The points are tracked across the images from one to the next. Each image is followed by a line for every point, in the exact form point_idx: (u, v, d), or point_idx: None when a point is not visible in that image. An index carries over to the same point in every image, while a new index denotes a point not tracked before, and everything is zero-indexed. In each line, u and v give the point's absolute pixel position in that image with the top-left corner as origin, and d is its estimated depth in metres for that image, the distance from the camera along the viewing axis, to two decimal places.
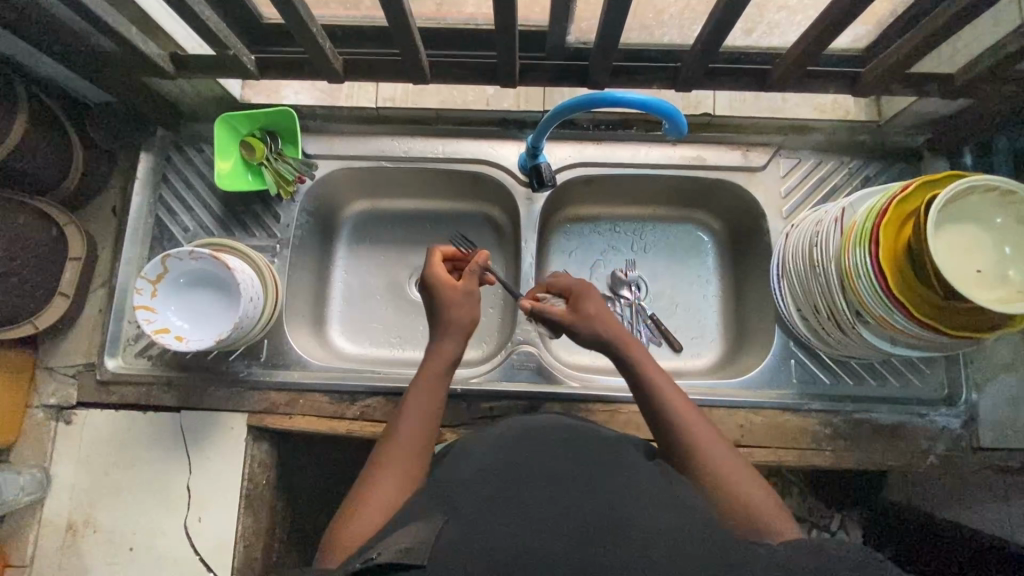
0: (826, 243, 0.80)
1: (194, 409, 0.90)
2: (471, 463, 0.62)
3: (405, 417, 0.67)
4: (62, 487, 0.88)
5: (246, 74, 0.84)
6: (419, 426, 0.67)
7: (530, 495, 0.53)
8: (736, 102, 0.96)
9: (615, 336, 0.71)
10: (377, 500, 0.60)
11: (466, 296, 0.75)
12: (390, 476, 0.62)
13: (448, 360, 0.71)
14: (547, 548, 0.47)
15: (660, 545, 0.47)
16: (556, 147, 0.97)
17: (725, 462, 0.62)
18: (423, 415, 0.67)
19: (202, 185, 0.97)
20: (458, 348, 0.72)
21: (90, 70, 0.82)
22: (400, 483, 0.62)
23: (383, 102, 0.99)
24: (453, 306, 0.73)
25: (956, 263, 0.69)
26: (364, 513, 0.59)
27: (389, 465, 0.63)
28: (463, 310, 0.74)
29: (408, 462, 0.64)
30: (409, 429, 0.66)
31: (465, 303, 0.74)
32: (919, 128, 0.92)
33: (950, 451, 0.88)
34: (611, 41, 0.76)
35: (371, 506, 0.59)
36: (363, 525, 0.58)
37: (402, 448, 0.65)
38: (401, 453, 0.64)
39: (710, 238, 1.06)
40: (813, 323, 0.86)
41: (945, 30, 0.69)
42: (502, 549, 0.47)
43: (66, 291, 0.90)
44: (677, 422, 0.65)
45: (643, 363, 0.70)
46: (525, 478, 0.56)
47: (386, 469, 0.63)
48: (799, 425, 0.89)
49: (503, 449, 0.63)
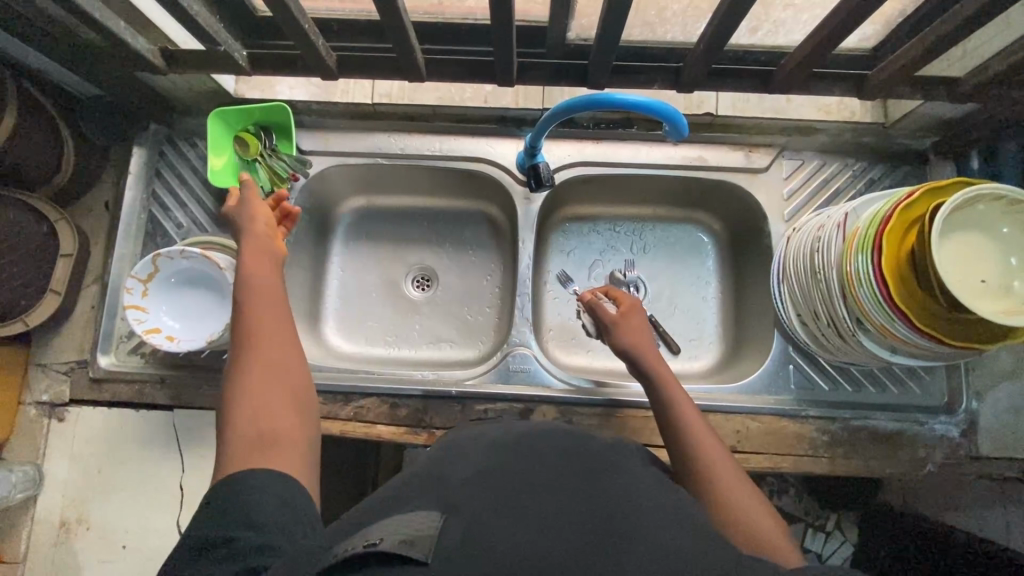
0: (828, 248, 0.78)
1: (187, 407, 0.89)
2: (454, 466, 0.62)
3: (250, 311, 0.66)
4: (55, 484, 0.88)
5: (239, 71, 0.82)
6: (263, 313, 0.66)
7: (522, 492, 0.51)
8: (738, 103, 0.93)
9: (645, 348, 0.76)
10: (260, 397, 0.59)
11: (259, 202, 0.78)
12: (260, 369, 0.61)
13: (255, 249, 0.73)
14: (540, 542, 0.45)
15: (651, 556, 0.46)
16: (555, 145, 0.95)
17: (735, 483, 0.62)
18: (267, 304, 0.67)
19: (196, 181, 0.95)
20: (257, 238, 0.74)
21: (80, 64, 0.81)
22: (275, 373, 0.62)
23: (378, 98, 0.95)
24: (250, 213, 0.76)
25: (960, 273, 0.67)
26: (247, 409, 0.58)
27: (258, 358, 0.62)
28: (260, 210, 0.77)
29: (277, 355, 0.63)
30: (255, 317, 0.65)
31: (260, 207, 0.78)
32: (926, 130, 0.90)
33: (948, 460, 0.87)
34: (613, 41, 0.74)
35: (252, 403, 0.59)
36: (249, 420, 0.57)
37: (264, 342, 0.64)
38: (265, 345, 0.63)
39: (711, 239, 1.04)
40: (813, 329, 0.85)
41: (956, 34, 0.67)
42: (495, 543, 0.45)
43: (57, 289, 0.88)
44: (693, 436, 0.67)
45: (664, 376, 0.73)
46: (518, 475, 0.55)
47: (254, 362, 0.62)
48: (797, 432, 0.88)
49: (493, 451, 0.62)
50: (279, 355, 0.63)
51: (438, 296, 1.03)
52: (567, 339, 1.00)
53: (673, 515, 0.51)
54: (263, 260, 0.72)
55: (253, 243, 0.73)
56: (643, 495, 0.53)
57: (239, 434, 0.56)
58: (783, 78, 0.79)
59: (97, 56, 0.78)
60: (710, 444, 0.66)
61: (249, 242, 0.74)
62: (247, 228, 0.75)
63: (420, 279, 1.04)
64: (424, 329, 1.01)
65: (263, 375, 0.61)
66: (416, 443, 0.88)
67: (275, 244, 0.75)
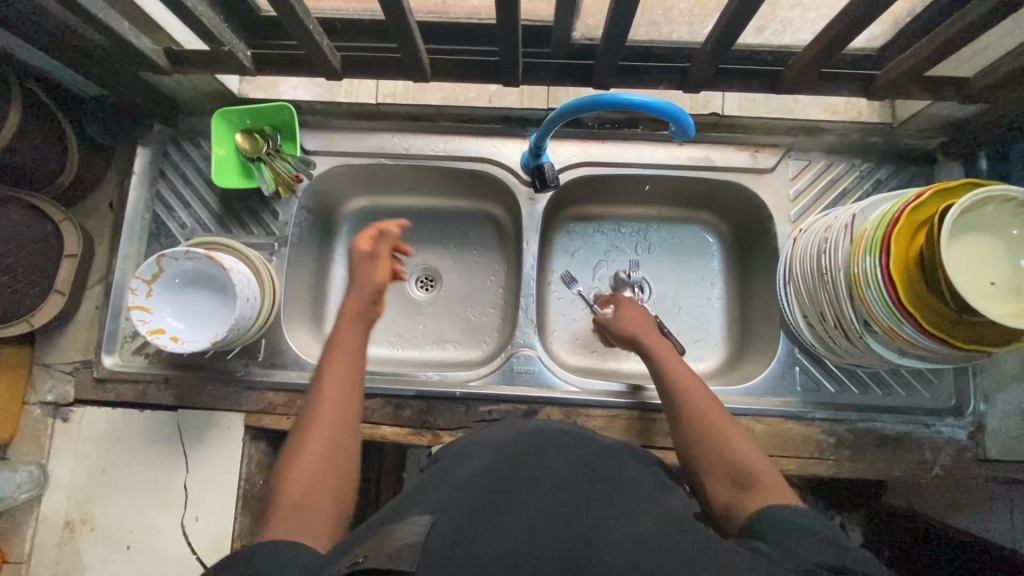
0: (835, 249, 0.77)
1: (191, 408, 0.89)
2: (460, 466, 0.61)
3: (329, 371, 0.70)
4: (59, 484, 0.88)
5: (243, 72, 0.82)
6: (345, 381, 0.70)
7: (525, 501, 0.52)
8: (745, 103, 0.93)
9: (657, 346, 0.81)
10: (313, 462, 0.62)
11: (378, 262, 0.79)
12: (320, 435, 0.65)
13: (354, 311, 0.76)
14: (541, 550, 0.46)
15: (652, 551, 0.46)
16: (560, 145, 0.95)
17: (741, 449, 0.66)
18: (347, 369, 0.71)
19: (200, 181, 0.95)
20: (361, 302, 0.77)
21: (84, 64, 0.80)
22: (331, 441, 0.65)
23: (382, 98, 0.95)
24: (361, 270, 0.79)
25: (967, 275, 0.66)
26: (299, 476, 0.61)
27: (319, 424, 0.66)
28: (375, 271, 0.79)
29: (337, 424, 0.66)
30: (333, 379, 0.70)
31: (376, 266, 0.79)
32: (934, 130, 0.89)
33: (956, 462, 0.87)
34: (619, 40, 0.73)
35: (304, 468, 0.62)
36: (298, 488, 0.60)
37: (330, 410, 0.67)
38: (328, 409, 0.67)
39: (716, 239, 1.04)
40: (820, 330, 0.85)
41: (966, 34, 0.66)
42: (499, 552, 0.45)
43: (61, 289, 0.88)
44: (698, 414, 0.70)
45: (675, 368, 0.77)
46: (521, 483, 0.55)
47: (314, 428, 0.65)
48: (803, 434, 0.88)
49: (499, 451, 0.62)
50: (339, 423, 0.66)
51: (442, 296, 1.02)
52: (571, 340, 0.99)
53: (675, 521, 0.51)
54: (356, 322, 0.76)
55: (352, 304, 0.76)
56: (643, 505, 0.53)
57: (286, 497, 0.60)
58: (790, 78, 0.79)
59: (102, 56, 0.78)
60: (718, 417, 0.69)
61: (352, 297, 0.77)
62: (359, 285, 0.78)
63: (424, 280, 1.03)
64: (428, 329, 1.01)
65: (325, 424, 0.66)
66: (420, 444, 0.88)
67: (376, 304, 0.78)
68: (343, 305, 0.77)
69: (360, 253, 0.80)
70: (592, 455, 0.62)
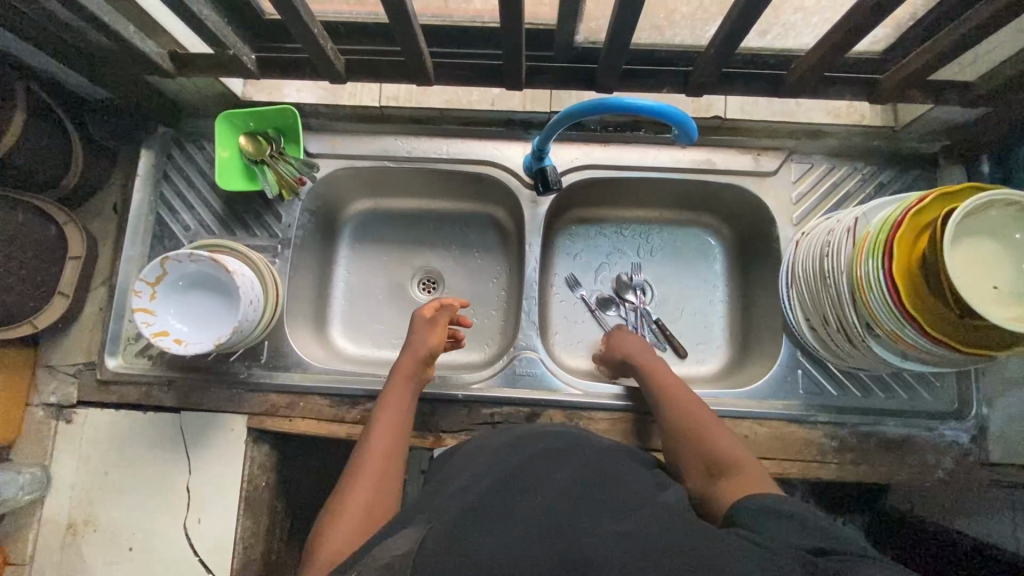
0: (838, 252, 0.77)
1: (194, 410, 0.90)
2: (464, 467, 0.62)
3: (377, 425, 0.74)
4: (62, 486, 0.88)
5: (247, 75, 0.82)
6: (390, 434, 0.73)
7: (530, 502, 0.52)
8: (747, 106, 0.94)
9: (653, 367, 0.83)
10: (358, 506, 0.64)
11: (437, 329, 0.83)
12: (364, 481, 0.67)
13: (409, 373, 0.79)
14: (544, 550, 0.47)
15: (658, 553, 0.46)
16: (563, 148, 0.95)
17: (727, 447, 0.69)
18: (393, 422, 0.74)
19: (203, 183, 0.95)
20: (417, 365, 0.80)
21: (89, 67, 0.81)
22: (375, 488, 0.67)
23: (387, 101, 0.98)
24: (421, 333, 0.82)
25: (971, 277, 0.66)
26: (344, 521, 0.62)
27: (364, 472, 0.68)
28: (433, 338, 0.82)
29: (380, 473, 0.68)
30: (379, 431, 0.73)
31: (435, 332, 0.83)
32: (936, 134, 0.89)
33: (958, 466, 0.87)
34: (622, 44, 0.74)
35: (348, 513, 0.63)
36: (342, 532, 0.61)
37: (374, 459, 0.70)
38: (373, 459, 0.70)
39: (718, 243, 1.04)
40: (823, 334, 0.85)
41: (969, 38, 0.67)
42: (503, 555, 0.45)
43: (65, 290, 0.88)
44: (690, 424, 0.74)
45: (669, 391, 0.79)
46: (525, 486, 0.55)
47: (360, 475, 0.68)
48: (805, 437, 0.88)
49: (502, 453, 0.62)
50: (381, 472, 0.69)
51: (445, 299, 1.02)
52: (574, 343, 1.00)
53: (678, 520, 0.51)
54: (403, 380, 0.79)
55: (406, 366, 0.80)
56: (648, 506, 0.53)
57: (328, 542, 0.60)
58: (793, 81, 0.79)
59: (107, 59, 0.79)
60: (711, 426, 0.73)
61: (404, 358, 0.80)
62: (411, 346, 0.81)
63: (427, 282, 1.04)
64: None
65: (370, 471, 0.68)
66: (422, 446, 0.88)
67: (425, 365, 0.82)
68: (397, 364, 0.80)
69: (423, 320, 0.84)
70: (596, 458, 0.62)
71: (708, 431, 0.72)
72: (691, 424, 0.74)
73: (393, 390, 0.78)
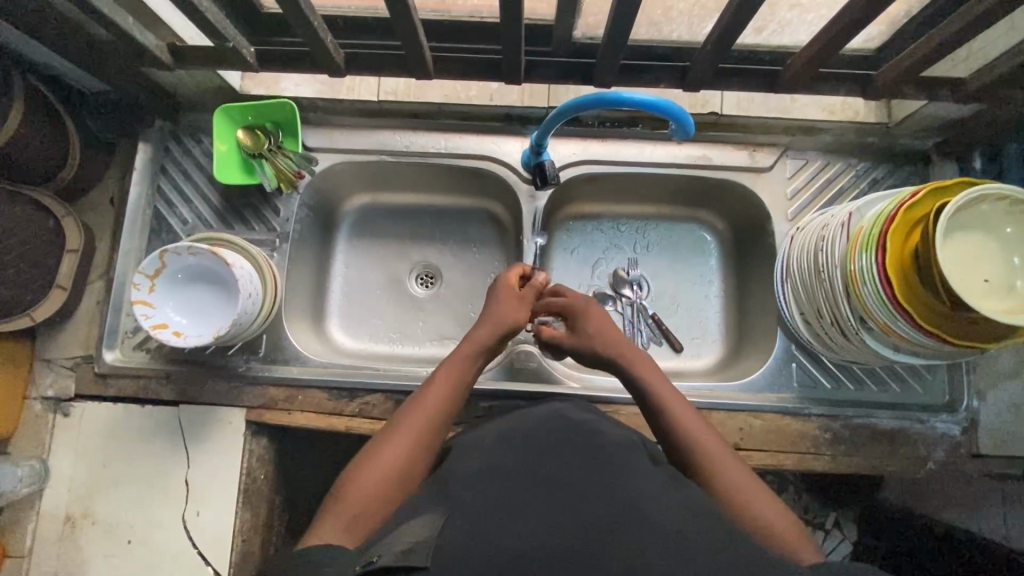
0: (832, 246, 0.78)
1: (192, 403, 0.90)
2: (464, 454, 0.62)
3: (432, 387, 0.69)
4: (60, 478, 0.88)
5: (246, 67, 0.82)
6: (440, 401, 0.68)
7: (526, 486, 0.53)
8: (742, 102, 0.93)
9: (638, 367, 0.73)
10: (392, 470, 0.61)
11: (521, 305, 0.79)
12: (407, 445, 0.63)
13: (487, 346, 0.74)
14: (552, 527, 0.47)
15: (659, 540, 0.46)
16: (560, 143, 0.95)
17: (747, 490, 0.60)
18: (450, 390, 0.69)
19: (201, 177, 0.96)
20: (495, 339, 0.75)
21: (87, 60, 0.81)
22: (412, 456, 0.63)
23: (385, 95, 0.95)
24: (506, 307, 0.78)
25: (962, 272, 0.67)
26: (370, 476, 0.60)
27: (407, 433, 0.64)
28: (517, 313, 0.78)
29: (422, 441, 0.65)
30: (436, 395, 0.68)
31: (519, 308, 0.79)
32: (929, 131, 0.90)
33: (950, 457, 0.88)
34: (621, 39, 0.74)
35: (381, 474, 0.60)
36: (369, 491, 0.59)
37: (417, 423, 0.65)
38: (418, 423, 0.66)
39: (714, 238, 1.05)
40: (817, 327, 0.86)
41: (962, 35, 0.68)
42: (508, 549, 0.45)
43: (63, 285, 0.88)
44: (700, 447, 0.64)
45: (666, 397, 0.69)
46: (523, 469, 0.56)
47: (404, 436, 0.64)
48: (800, 429, 0.89)
49: (503, 439, 0.63)
50: (424, 440, 0.65)
51: (443, 293, 1.03)
52: None
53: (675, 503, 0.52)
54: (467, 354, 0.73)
55: (481, 336, 0.74)
56: (646, 482, 0.54)
57: (352, 493, 0.59)
58: (789, 77, 0.80)
59: (104, 52, 0.78)
60: (718, 454, 0.63)
61: (480, 330, 0.75)
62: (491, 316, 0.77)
63: (424, 277, 1.04)
64: (428, 327, 1.01)
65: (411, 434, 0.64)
66: None
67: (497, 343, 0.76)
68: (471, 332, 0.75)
69: (509, 293, 0.80)
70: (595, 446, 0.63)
71: (720, 462, 0.63)
72: (702, 454, 0.64)
73: (463, 353, 0.73)
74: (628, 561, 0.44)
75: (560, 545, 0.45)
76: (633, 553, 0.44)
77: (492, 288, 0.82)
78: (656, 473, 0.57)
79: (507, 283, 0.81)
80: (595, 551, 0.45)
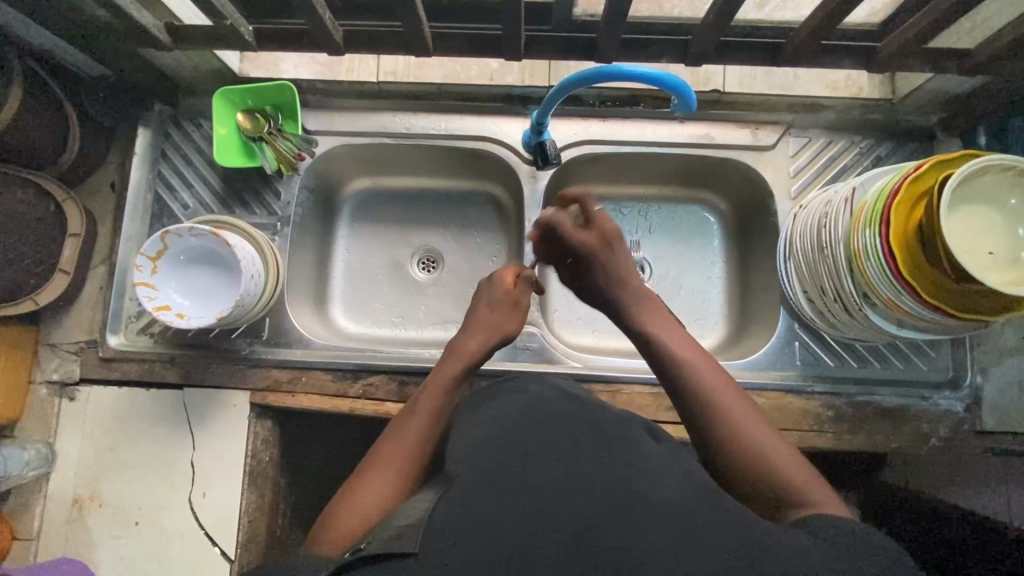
0: (835, 223, 0.78)
1: (196, 386, 0.90)
2: (466, 427, 0.62)
3: (412, 407, 0.69)
4: (67, 461, 0.89)
5: (244, 46, 0.82)
6: (424, 416, 0.68)
7: (530, 460, 0.52)
8: (745, 78, 0.93)
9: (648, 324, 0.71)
10: (368, 500, 0.59)
11: (512, 311, 0.80)
12: (382, 472, 0.62)
13: (474, 355, 0.75)
14: (561, 501, 0.47)
15: (658, 509, 0.46)
16: (561, 123, 0.95)
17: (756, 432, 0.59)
18: (433, 412, 0.68)
19: (201, 161, 0.95)
20: (484, 346, 0.76)
21: (86, 40, 0.80)
22: (390, 484, 0.61)
23: (384, 75, 0.96)
24: (499, 313, 0.79)
25: (968, 244, 0.67)
26: (362, 492, 0.60)
27: (385, 456, 0.64)
28: (508, 321, 0.79)
29: (400, 468, 0.63)
30: (417, 419, 0.67)
31: (510, 315, 0.80)
32: (933, 107, 0.90)
33: (953, 435, 0.88)
34: (620, 13, 0.73)
35: (359, 504, 0.59)
36: (351, 518, 0.58)
37: (398, 444, 0.65)
38: (395, 450, 0.64)
39: (717, 219, 1.04)
40: (820, 305, 0.85)
41: (966, 3, 0.67)
42: (508, 523, 0.45)
43: (66, 268, 0.89)
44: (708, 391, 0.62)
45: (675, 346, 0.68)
46: (525, 436, 0.56)
47: (380, 464, 0.63)
48: (803, 407, 0.89)
49: (506, 410, 0.63)
50: (401, 467, 0.63)
51: (444, 277, 1.03)
52: (573, 318, 1.01)
53: (680, 478, 0.51)
54: (455, 363, 0.74)
55: (472, 347, 0.75)
56: (648, 457, 0.54)
57: (347, 511, 0.59)
58: (792, 51, 0.79)
59: (102, 31, 0.78)
60: (727, 395, 0.62)
61: (467, 339, 0.76)
62: (474, 318, 0.79)
63: (426, 261, 1.04)
64: (430, 310, 1.01)
65: (398, 450, 0.64)
66: None
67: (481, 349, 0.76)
68: (459, 343, 0.76)
69: (504, 293, 0.81)
70: (602, 419, 0.62)
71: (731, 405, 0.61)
72: (713, 399, 0.62)
73: (446, 369, 0.73)
74: (628, 531, 0.44)
75: (570, 521, 0.45)
76: (639, 525, 0.44)
77: (491, 280, 0.82)
78: (655, 449, 0.57)
79: (506, 280, 0.82)
80: (604, 525, 0.44)
